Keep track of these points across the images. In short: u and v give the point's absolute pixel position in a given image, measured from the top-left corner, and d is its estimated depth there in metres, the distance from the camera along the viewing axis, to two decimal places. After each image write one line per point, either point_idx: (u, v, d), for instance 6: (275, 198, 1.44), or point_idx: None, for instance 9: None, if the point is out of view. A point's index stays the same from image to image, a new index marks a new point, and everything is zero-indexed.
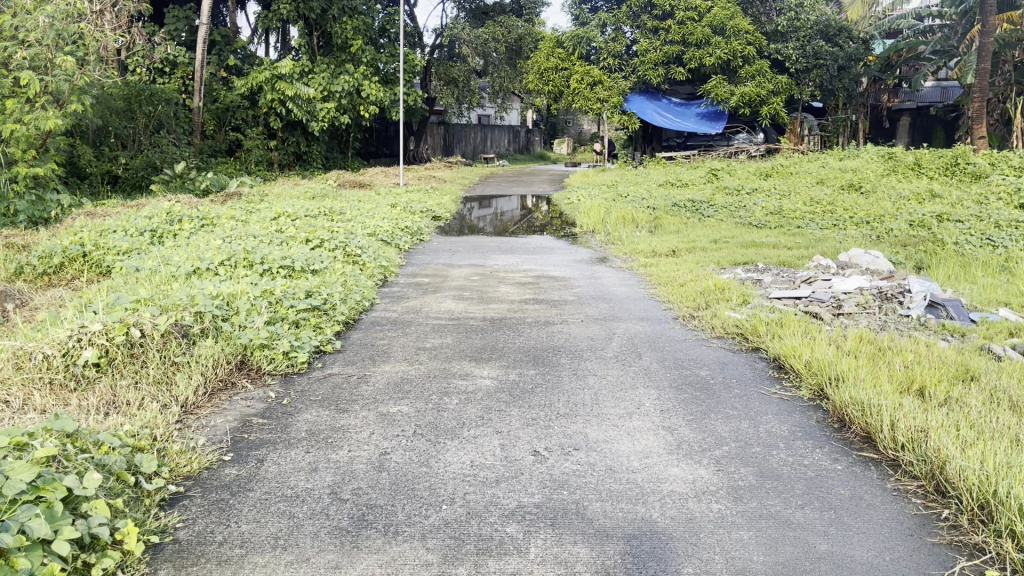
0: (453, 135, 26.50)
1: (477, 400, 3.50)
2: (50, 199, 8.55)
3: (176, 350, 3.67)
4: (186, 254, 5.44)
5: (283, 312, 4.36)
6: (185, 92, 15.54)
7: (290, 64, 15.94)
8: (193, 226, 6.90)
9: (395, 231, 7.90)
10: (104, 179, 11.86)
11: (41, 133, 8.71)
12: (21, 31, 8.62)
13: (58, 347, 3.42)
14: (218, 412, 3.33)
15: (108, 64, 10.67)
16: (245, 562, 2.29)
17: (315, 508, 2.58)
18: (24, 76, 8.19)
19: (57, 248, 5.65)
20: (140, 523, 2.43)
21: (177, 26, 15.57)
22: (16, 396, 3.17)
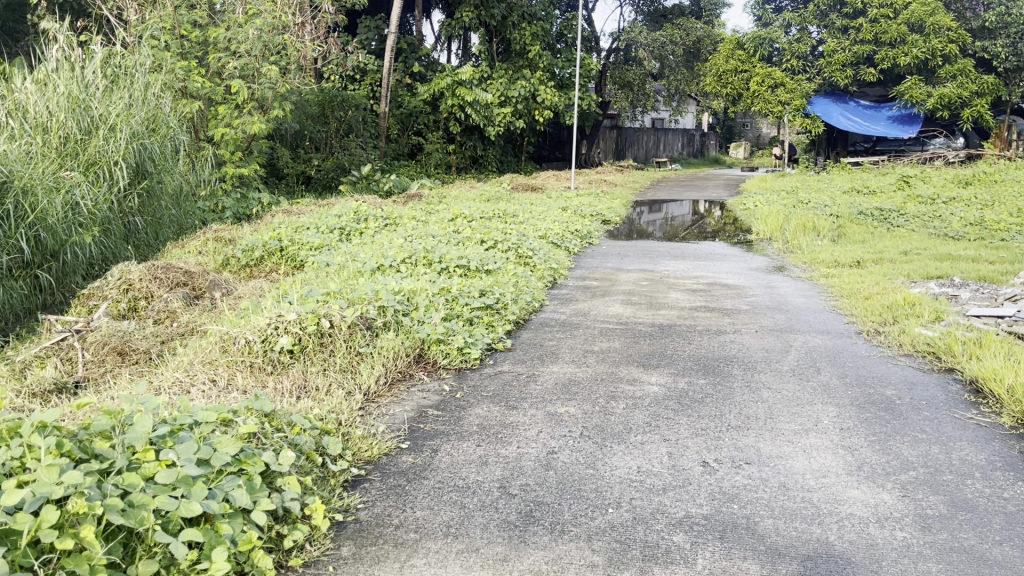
0: (626, 139, 26.37)
1: (645, 406, 3.47)
2: (252, 198, 9.31)
3: (361, 341, 3.89)
4: (371, 252, 5.74)
5: (458, 310, 4.51)
6: (374, 98, 16.41)
7: (470, 70, 16.44)
8: (378, 225, 7.28)
9: (566, 234, 7.97)
10: (299, 179, 12.77)
11: (246, 137, 9.47)
12: (233, 43, 9.39)
13: (258, 333, 3.72)
14: (397, 402, 3.51)
15: (306, 72, 11.42)
16: (419, 547, 2.40)
17: (484, 501, 2.67)
18: (235, 85, 8.97)
19: (258, 243, 6.15)
20: (327, 501, 2.61)
21: (368, 36, 16.54)
22: (221, 375, 3.48)
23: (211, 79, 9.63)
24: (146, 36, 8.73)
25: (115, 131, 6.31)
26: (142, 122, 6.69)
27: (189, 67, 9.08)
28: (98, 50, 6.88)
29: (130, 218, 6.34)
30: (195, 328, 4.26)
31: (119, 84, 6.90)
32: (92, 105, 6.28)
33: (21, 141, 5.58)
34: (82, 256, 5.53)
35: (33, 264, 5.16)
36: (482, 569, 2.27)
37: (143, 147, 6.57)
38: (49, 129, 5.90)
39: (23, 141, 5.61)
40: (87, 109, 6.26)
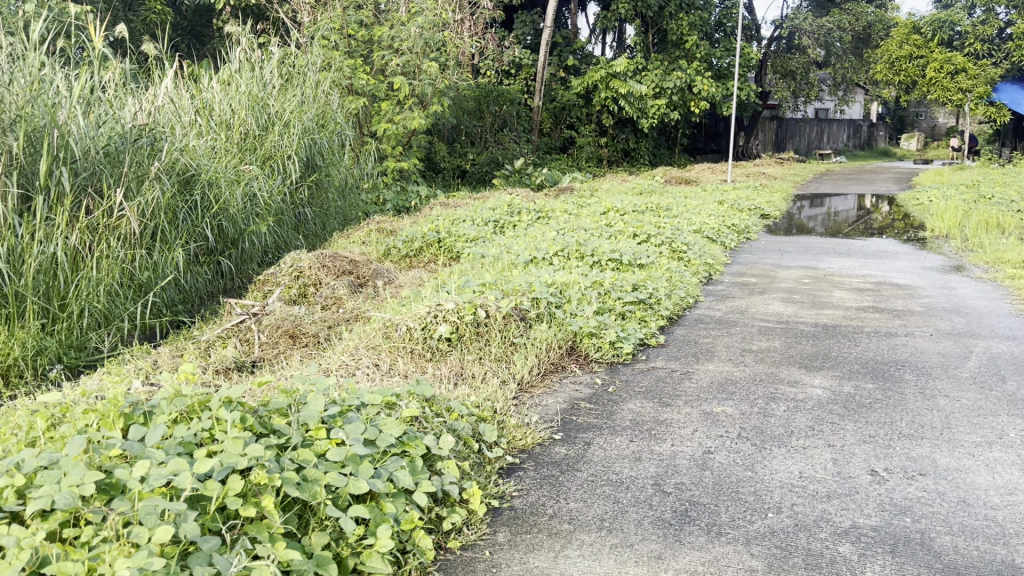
0: (786, 131, 25.35)
1: (807, 409, 3.33)
2: (411, 191, 9.66)
3: (515, 331, 3.95)
4: (525, 244, 5.82)
5: (611, 304, 4.49)
6: (528, 92, 16.60)
7: (625, 62, 16.30)
8: (531, 218, 7.36)
9: (722, 229, 7.76)
10: (455, 173, 13.12)
11: (408, 132, 9.82)
12: (396, 41, 9.74)
13: (418, 321, 3.85)
14: (550, 393, 3.54)
15: (464, 67, 11.70)
16: (572, 538, 2.41)
17: (638, 496, 2.65)
18: (398, 81, 9.32)
19: (418, 234, 6.37)
20: (483, 486, 2.67)
21: (524, 31, 16.75)
22: (384, 359, 3.64)
23: (375, 76, 10.04)
24: (318, 37, 9.21)
25: (289, 127, 6.72)
26: (312, 118, 7.10)
27: (355, 66, 9.53)
28: (275, 51, 7.34)
29: (300, 209, 6.75)
30: (360, 314, 4.47)
31: (293, 83, 7.33)
32: (269, 102, 6.72)
33: (208, 137, 6.01)
34: (258, 244, 5.93)
35: (217, 251, 5.59)
36: (637, 564, 2.26)
37: (313, 142, 6.98)
38: (232, 125, 6.34)
39: (210, 137, 6.04)
40: (265, 106, 6.69)
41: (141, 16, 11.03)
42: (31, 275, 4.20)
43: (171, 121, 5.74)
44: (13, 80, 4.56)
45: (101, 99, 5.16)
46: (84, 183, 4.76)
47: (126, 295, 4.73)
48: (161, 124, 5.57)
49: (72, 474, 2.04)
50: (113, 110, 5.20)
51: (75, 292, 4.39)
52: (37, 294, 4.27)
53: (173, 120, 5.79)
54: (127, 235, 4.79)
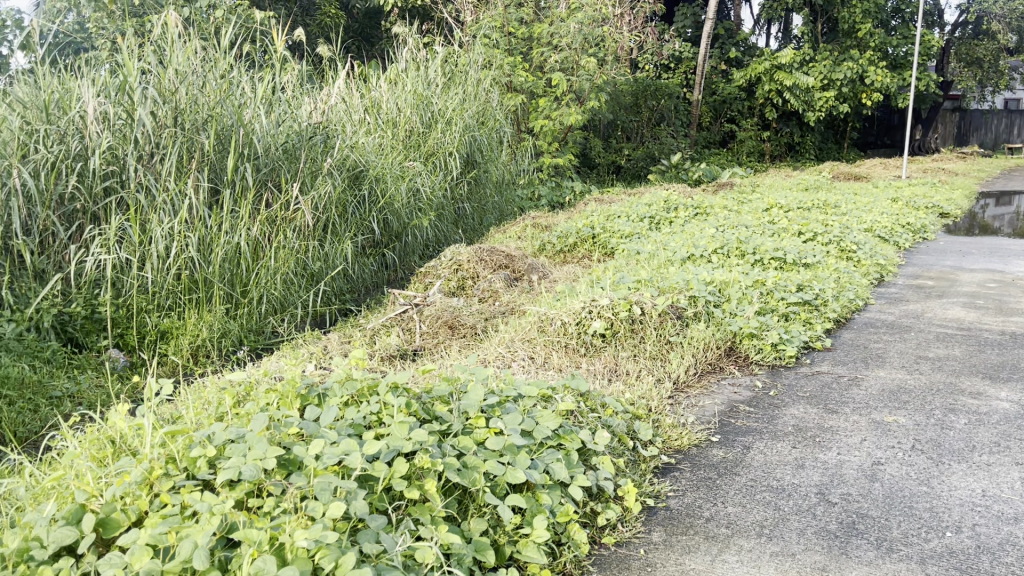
0: (969, 123, 23.50)
1: (992, 424, 3.08)
2: (566, 186, 9.72)
3: (671, 330, 3.88)
4: (682, 241, 5.72)
5: (773, 304, 4.33)
6: (686, 86, 16.26)
7: (790, 53, 15.65)
8: (688, 214, 7.22)
9: (895, 228, 7.31)
10: (610, 169, 13.09)
11: (564, 128, 9.87)
12: (556, 38, 9.81)
13: (574, 316, 3.86)
14: (707, 394, 3.47)
15: (623, 63, 11.63)
16: (731, 543, 2.35)
17: (801, 505, 2.54)
18: (557, 77, 9.38)
19: (573, 230, 6.40)
20: (638, 484, 2.65)
21: (684, 24, 16.43)
22: (539, 352, 3.69)
23: (534, 73, 10.16)
24: (481, 36, 9.43)
25: (451, 124, 6.92)
26: (473, 115, 7.29)
27: (515, 63, 9.69)
28: (440, 50, 7.58)
29: (460, 204, 6.95)
30: (516, 308, 4.55)
31: (455, 81, 7.55)
32: (433, 100, 6.96)
33: (376, 134, 6.28)
34: (420, 238, 6.17)
35: (382, 244, 5.86)
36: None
37: (474, 139, 7.20)
38: (398, 123, 6.61)
39: (377, 135, 6.32)
40: (429, 104, 6.93)
41: (317, 20, 11.70)
42: (218, 263, 4.55)
43: (343, 119, 6.05)
44: (205, 83, 4.96)
45: (281, 99, 5.52)
46: (265, 178, 5.11)
47: (300, 284, 5.03)
48: (333, 123, 5.89)
49: (257, 448, 2.20)
50: (291, 109, 5.55)
51: (255, 280, 4.71)
52: (222, 280, 4.62)
53: (344, 118, 6.09)
54: (301, 227, 5.10)
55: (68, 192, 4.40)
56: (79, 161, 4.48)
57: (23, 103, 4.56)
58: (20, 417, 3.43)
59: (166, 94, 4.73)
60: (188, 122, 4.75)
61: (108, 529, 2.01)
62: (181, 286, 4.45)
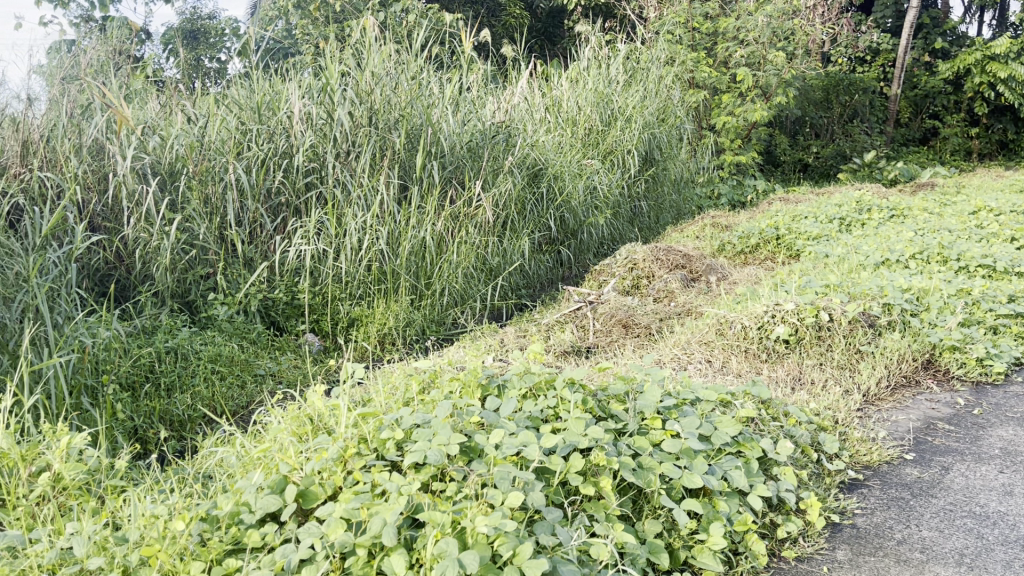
0: None
1: None
2: (748, 184, 9.41)
3: (862, 338, 3.65)
4: (876, 244, 5.38)
5: (980, 315, 3.99)
6: (884, 80, 15.25)
7: (1007, 42, 14.30)
8: (883, 216, 6.78)
9: None
10: (796, 167, 12.58)
11: (748, 125, 9.55)
12: (742, 33, 9.51)
13: (755, 320, 3.74)
14: (900, 409, 3.26)
15: (814, 57, 11.07)
16: (926, 569, 2.20)
17: (1008, 536, 2.34)
18: (742, 73, 9.09)
19: (756, 230, 6.20)
20: (823, 499, 2.54)
21: (883, 14, 15.32)
22: (717, 356, 3.61)
23: (717, 69, 9.89)
24: (664, 32, 9.30)
25: (631, 122, 6.89)
26: (653, 113, 7.21)
27: (699, 58, 9.49)
28: (622, 47, 7.55)
29: (637, 202, 6.94)
30: (693, 309, 4.46)
31: (636, 79, 7.51)
32: (614, 98, 6.96)
33: (556, 133, 6.36)
34: (595, 236, 6.23)
35: (558, 241, 5.96)
36: None
37: (654, 136, 7.15)
38: (577, 121, 6.65)
39: (557, 133, 6.40)
40: (609, 102, 6.94)
41: (503, 21, 11.99)
42: (405, 256, 4.77)
43: (524, 117, 6.17)
44: (398, 84, 5.22)
45: (467, 99, 5.71)
46: (449, 175, 5.31)
47: (479, 278, 5.19)
48: (516, 121, 6.01)
49: (441, 435, 2.29)
50: (476, 109, 5.73)
51: (438, 273, 4.91)
52: (408, 272, 4.84)
53: (526, 117, 6.21)
54: (482, 223, 5.26)
55: (275, 187, 4.79)
56: (284, 158, 4.85)
57: (240, 105, 4.99)
58: (230, 392, 3.77)
59: (363, 95, 5.02)
60: (382, 122, 5.03)
61: (307, 500, 2.17)
62: (371, 277, 4.71)
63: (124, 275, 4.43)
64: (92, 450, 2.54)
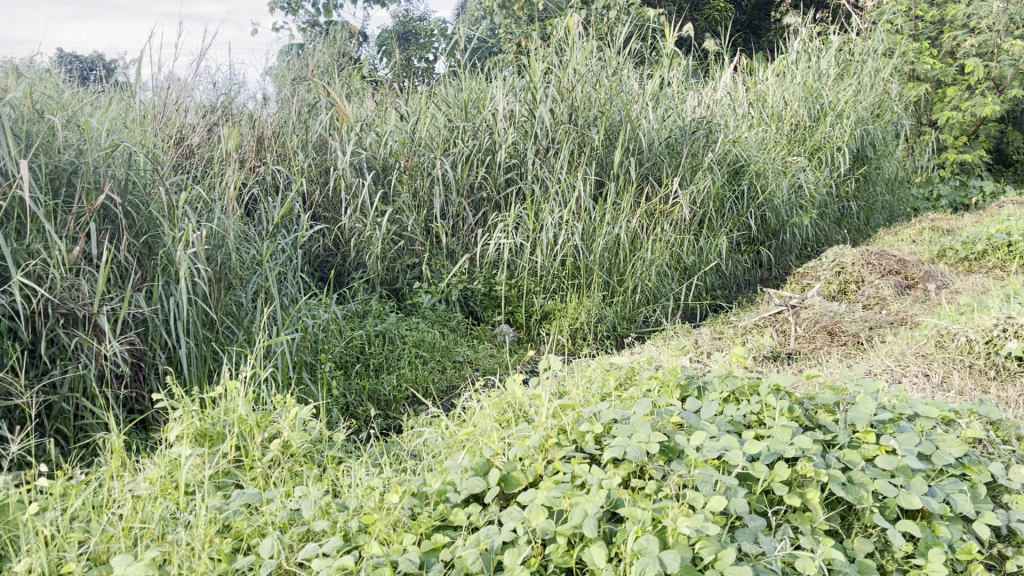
0: None
1: None
2: (973, 185, 8.66)
3: None
4: None
5: None
6: None
7: None
8: None
9: None
10: None
11: (977, 120, 8.77)
12: (974, 19, 8.73)
13: (983, 333, 3.43)
14: None
15: None
16: None
17: None
18: (971, 64, 8.36)
19: (983, 236, 5.59)
20: None
21: None
22: (936, 370, 3.35)
23: (942, 60, 9.14)
24: (882, 21, 8.73)
25: (843, 117, 6.53)
26: (867, 108, 6.80)
27: (921, 48, 8.83)
28: (836, 38, 7.15)
29: (845, 203, 6.60)
30: (908, 318, 4.17)
31: (849, 72, 7.10)
32: (824, 92, 6.62)
33: (760, 129, 6.15)
34: (798, 237, 5.99)
35: (758, 241, 5.78)
36: None
37: (866, 132, 6.75)
38: (783, 117, 6.39)
39: (761, 129, 6.18)
40: (819, 97, 6.62)
41: (706, 14, 11.73)
42: (600, 252, 4.78)
43: (727, 113, 6.02)
44: (600, 81, 5.25)
45: (668, 95, 5.64)
46: (647, 172, 5.28)
47: (674, 277, 5.13)
48: (718, 117, 5.88)
49: (641, 432, 2.29)
50: (677, 105, 5.65)
51: (631, 269, 4.88)
52: (602, 268, 4.84)
53: (728, 112, 6.05)
54: (679, 221, 5.19)
55: (478, 182, 4.96)
56: (488, 155, 5.01)
57: (448, 103, 5.21)
58: (431, 375, 3.96)
59: (565, 92, 5.09)
60: (582, 118, 5.07)
61: (509, 485, 2.24)
62: (565, 272, 4.75)
63: (340, 262, 4.77)
64: (315, 422, 2.76)
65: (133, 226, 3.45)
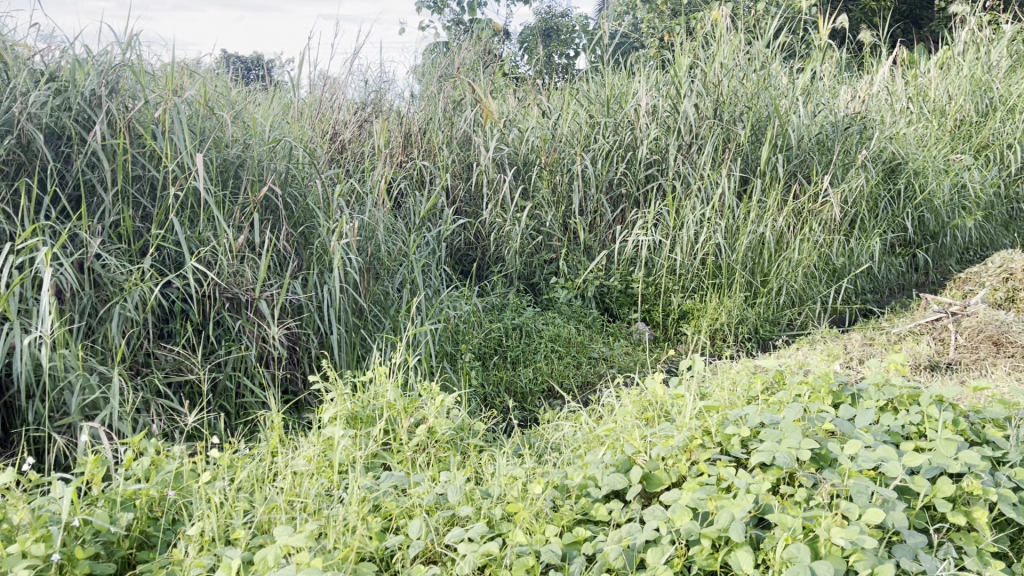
0: None
1: None
2: None
3: None
4: None
5: None
6: None
7: None
8: None
9: None
10: None
11: None
12: None
13: None
14: None
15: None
16: None
17: None
18: None
19: None
20: None
21: None
22: None
23: None
24: None
25: (1015, 113, 6.10)
26: None
27: None
28: (1008, 27, 6.66)
29: (1015, 204, 6.13)
30: None
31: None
32: (993, 86, 6.19)
33: (919, 125, 5.82)
34: (960, 240, 5.62)
35: (915, 243, 5.48)
36: None
37: None
38: (947, 112, 6.05)
39: (921, 125, 5.85)
40: (988, 91, 6.21)
41: (861, 5, 11.17)
42: (743, 251, 4.64)
43: (883, 108, 5.75)
44: (746, 76, 5.11)
45: (819, 90, 5.42)
46: (795, 169, 5.09)
47: (821, 279, 4.93)
48: (873, 112, 5.60)
49: (791, 438, 2.22)
50: (829, 100, 5.42)
51: (776, 270, 4.72)
52: (744, 268, 4.71)
53: (884, 107, 5.77)
54: (828, 220, 4.98)
55: (618, 178, 4.93)
56: (629, 150, 4.97)
57: (590, 99, 5.21)
58: (567, 370, 3.97)
59: (710, 87, 4.98)
60: (727, 114, 4.95)
61: (651, 484, 2.23)
62: (706, 271, 4.65)
63: (480, 256, 4.86)
64: (458, 410, 2.83)
65: (292, 217, 3.66)
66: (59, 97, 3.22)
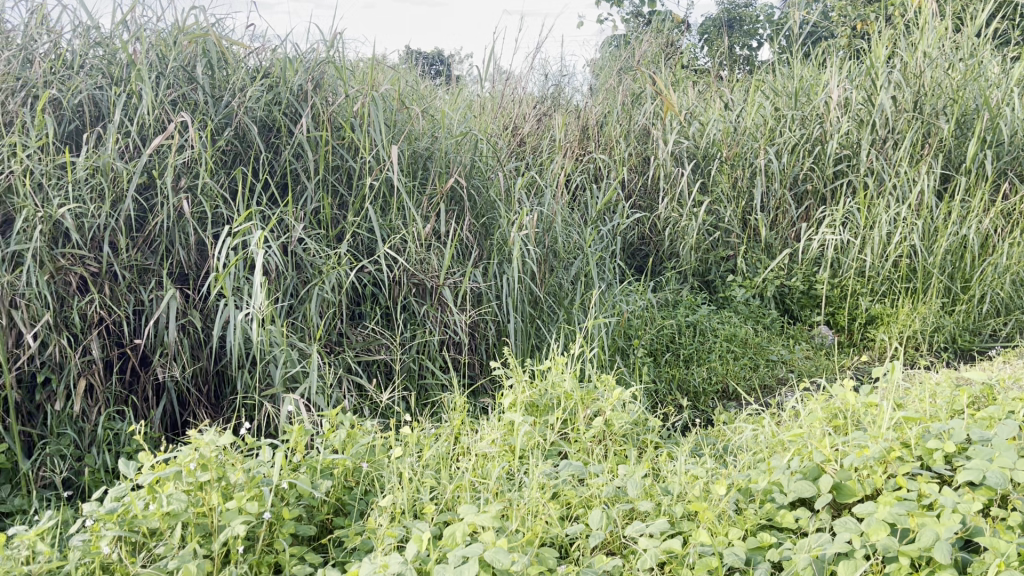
0: None
1: None
2: None
3: None
4: None
5: None
6: None
7: None
8: None
9: None
10: None
11: None
12: None
13: None
14: None
15: None
16: None
17: None
18: None
19: None
20: None
21: None
22: None
23: None
24: None
25: None
26: None
27: None
28: None
29: None
30: None
31: None
32: None
33: None
34: None
35: None
36: None
37: None
38: None
39: None
40: None
41: None
42: (941, 254, 4.33)
43: None
44: (953, 65, 4.76)
45: None
46: (1005, 167, 4.69)
47: None
48: None
49: (1005, 456, 2.05)
50: None
51: (980, 276, 4.36)
52: (942, 273, 4.39)
53: None
54: None
55: (804, 173, 4.72)
56: (817, 145, 4.76)
57: (776, 91, 5.04)
58: (741, 371, 3.82)
59: (911, 78, 4.68)
60: (930, 106, 4.63)
61: (842, 494, 2.12)
62: (898, 274, 4.36)
63: (654, 251, 4.80)
64: (634, 405, 2.82)
65: (475, 208, 3.78)
66: (272, 92, 3.49)
